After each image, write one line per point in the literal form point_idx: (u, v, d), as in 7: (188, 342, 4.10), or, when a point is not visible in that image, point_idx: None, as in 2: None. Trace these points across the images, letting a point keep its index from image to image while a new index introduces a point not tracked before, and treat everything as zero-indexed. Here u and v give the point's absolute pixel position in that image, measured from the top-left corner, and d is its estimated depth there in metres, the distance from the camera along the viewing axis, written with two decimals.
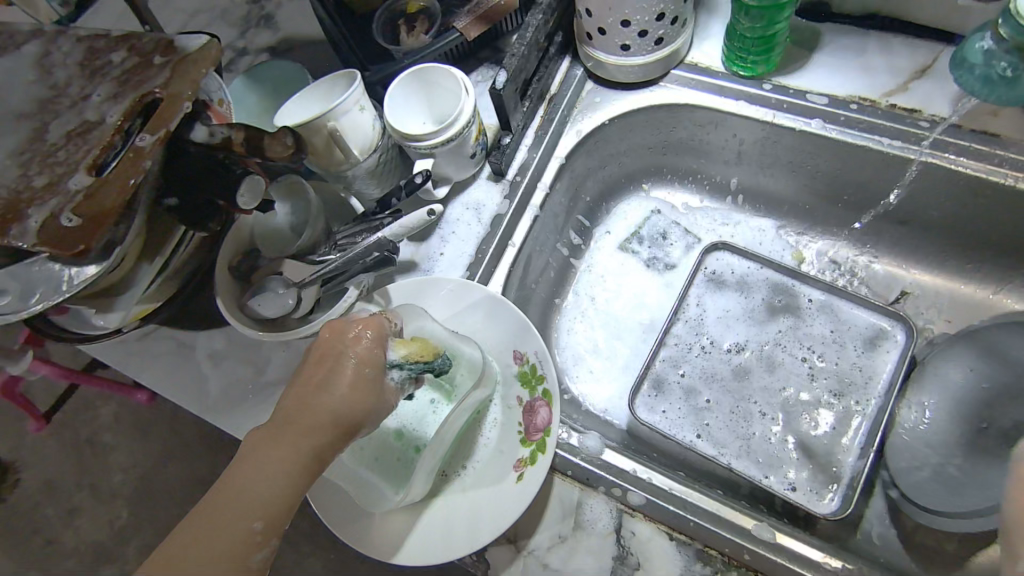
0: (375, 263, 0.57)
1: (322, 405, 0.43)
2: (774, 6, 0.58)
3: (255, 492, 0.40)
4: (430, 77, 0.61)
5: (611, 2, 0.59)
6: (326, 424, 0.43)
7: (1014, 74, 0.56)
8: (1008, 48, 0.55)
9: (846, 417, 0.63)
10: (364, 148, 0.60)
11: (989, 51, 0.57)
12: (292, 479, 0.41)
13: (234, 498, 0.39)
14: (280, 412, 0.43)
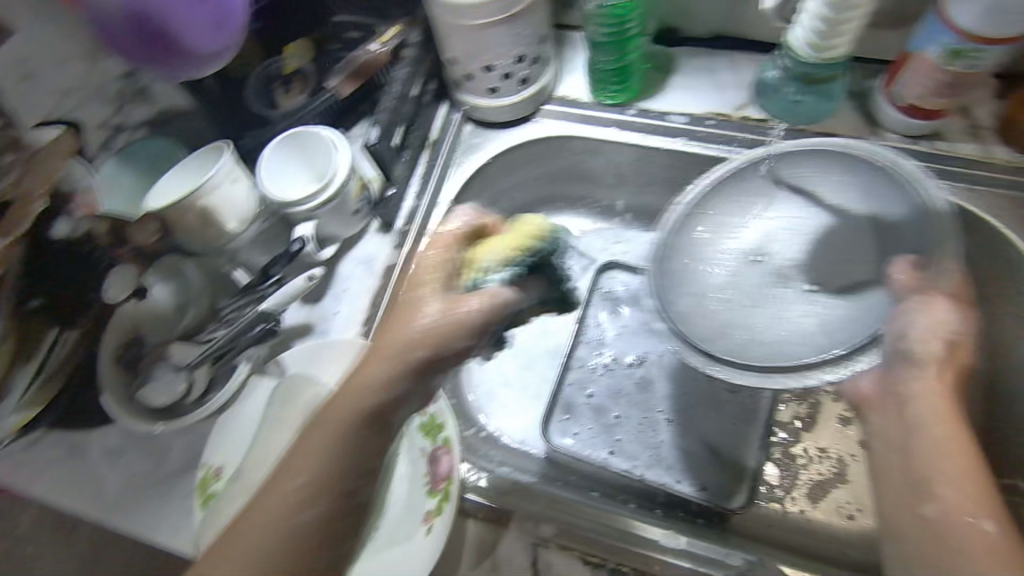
0: (261, 334, 0.60)
1: (375, 385, 0.47)
2: (620, 41, 0.62)
3: (280, 521, 0.45)
4: (302, 141, 0.61)
5: (470, 51, 0.62)
6: (346, 449, 0.47)
7: (799, 99, 0.64)
8: (791, 77, 0.63)
9: (727, 291, 0.58)
10: (244, 219, 0.60)
11: (776, 80, 0.64)
12: (332, 498, 0.46)
13: (253, 524, 0.45)
14: (306, 439, 0.47)
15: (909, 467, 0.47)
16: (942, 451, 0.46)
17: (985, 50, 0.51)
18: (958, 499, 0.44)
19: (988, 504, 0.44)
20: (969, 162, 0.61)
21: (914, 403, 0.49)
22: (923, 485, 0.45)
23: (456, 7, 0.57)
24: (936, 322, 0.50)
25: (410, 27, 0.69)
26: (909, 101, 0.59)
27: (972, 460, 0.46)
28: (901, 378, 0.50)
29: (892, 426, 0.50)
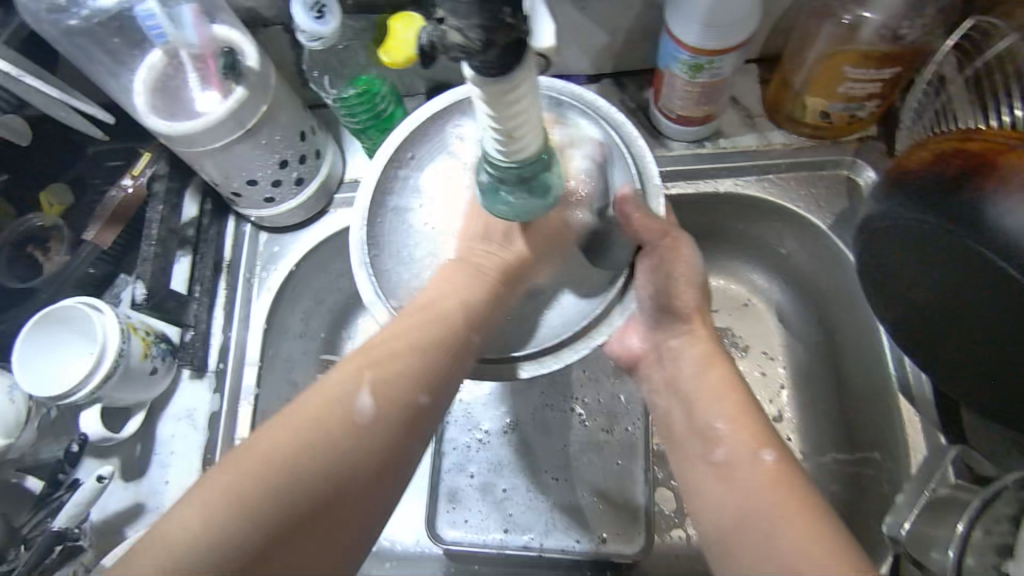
0: (62, 554, 0.51)
1: (453, 293, 0.48)
2: (381, 121, 0.58)
3: (413, 374, 0.43)
4: (60, 317, 0.54)
5: (225, 169, 0.57)
6: (448, 344, 0.45)
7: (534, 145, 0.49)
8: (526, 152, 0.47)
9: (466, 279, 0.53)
10: (8, 430, 0.51)
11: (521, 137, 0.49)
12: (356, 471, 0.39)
13: (297, 437, 0.38)
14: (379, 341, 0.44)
15: (692, 416, 0.45)
16: (711, 395, 0.45)
17: (718, 61, 0.50)
18: (740, 437, 0.42)
19: (762, 437, 0.42)
20: (752, 154, 0.61)
21: (688, 359, 0.48)
22: (708, 430, 0.43)
23: (183, 137, 0.52)
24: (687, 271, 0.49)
25: (158, 154, 0.62)
26: (677, 113, 0.59)
27: (736, 400, 0.44)
28: (672, 339, 0.49)
29: (667, 378, 0.48)
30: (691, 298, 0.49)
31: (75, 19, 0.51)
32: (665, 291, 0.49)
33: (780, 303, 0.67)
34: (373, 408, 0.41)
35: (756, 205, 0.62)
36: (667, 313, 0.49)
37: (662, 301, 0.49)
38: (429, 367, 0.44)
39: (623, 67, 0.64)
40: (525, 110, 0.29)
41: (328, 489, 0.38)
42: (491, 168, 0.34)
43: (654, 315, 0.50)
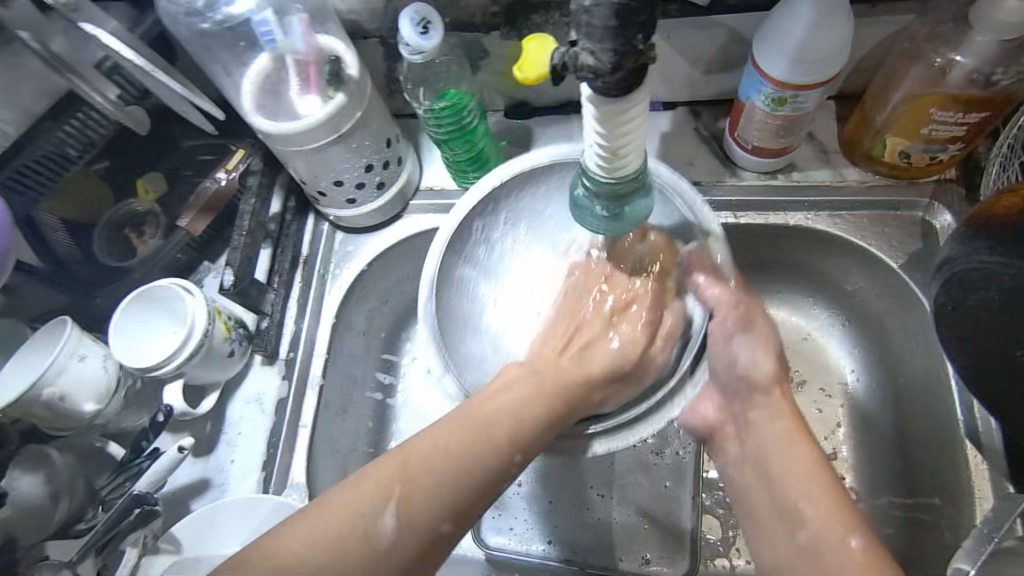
0: (139, 519, 0.54)
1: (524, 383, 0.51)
2: (465, 134, 0.61)
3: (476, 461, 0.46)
4: (154, 295, 0.58)
5: (315, 169, 0.60)
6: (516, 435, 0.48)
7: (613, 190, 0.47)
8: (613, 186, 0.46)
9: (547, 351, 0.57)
10: (101, 396, 0.56)
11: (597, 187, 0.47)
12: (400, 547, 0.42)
13: (316, 550, 0.41)
14: (423, 455, 0.45)
15: (774, 495, 0.46)
16: (790, 475, 0.45)
17: (802, 96, 0.51)
18: (825, 524, 0.43)
19: (849, 522, 0.42)
20: (825, 189, 0.61)
21: (767, 428, 0.48)
22: (791, 511, 0.44)
23: (278, 136, 0.55)
24: (757, 342, 0.51)
25: (252, 152, 0.66)
26: (753, 144, 0.60)
27: (823, 478, 0.44)
28: (750, 405, 0.50)
29: (749, 455, 0.49)
30: (770, 369, 0.50)
31: (207, 26, 0.55)
32: (734, 363, 0.51)
33: (843, 343, 0.66)
34: (393, 531, 0.42)
35: (827, 241, 0.62)
36: (744, 391, 0.50)
37: (737, 373, 0.51)
38: (462, 495, 0.45)
39: (700, 96, 0.66)
40: (632, 135, 0.32)
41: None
42: (591, 181, 0.37)
43: (728, 385, 0.51)
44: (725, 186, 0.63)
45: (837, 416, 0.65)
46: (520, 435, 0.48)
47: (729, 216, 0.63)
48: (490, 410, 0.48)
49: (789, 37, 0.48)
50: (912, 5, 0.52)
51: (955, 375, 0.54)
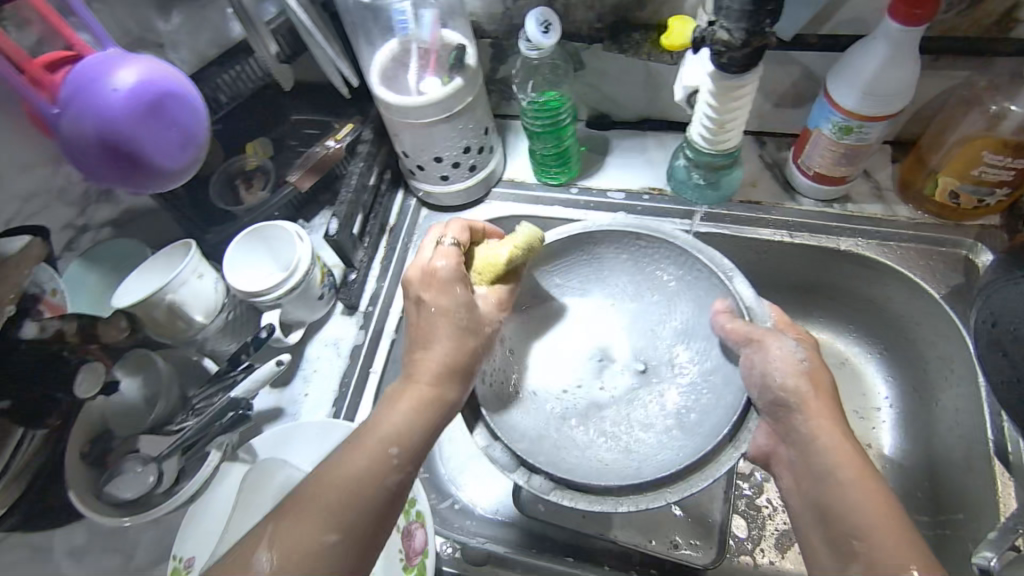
0: (230, 422, 0.61)
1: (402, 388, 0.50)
2: (556, 130, 0.68)
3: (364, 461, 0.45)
4: (268, 233, 0.66)
5: (422, 145, 0.67)
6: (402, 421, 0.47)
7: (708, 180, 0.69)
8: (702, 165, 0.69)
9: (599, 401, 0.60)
10: (209, 312, 0.63)
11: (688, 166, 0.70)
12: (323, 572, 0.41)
13: (327, 487, 0.43)
14: (378, 415, 0.48)
15: (828, 526, 0.45)
16: (849, 503, 0.44)
17: (868, 126, 0.58)
18: (882, 554, 0.42)
19: (914, 554, 0.41)
20: (877, 221, 0.67)
21: (817, 456, 0.47)
22: (846, 546, 0.44)
23: (399, 107, 0.62)
24: (783, 354, 0.50)
25: (362, 124, 0.74)
26: (814, 170, 0.66)
27: (884, 509, 0.43)
28: (792, 425, 0.49)
29: (802, 478, 0.48)
30: (798, 386, 0.50)
31: (367, 1, 0.62)
32: (767, 379, 0.50)
33: (879, 370, 0.72)
34: (358, 463, 0.44)
35: (874, 268, 0.67)
36: (783, 410, 0.50)
37: (770, 392, 0.50)
38: (416, 425, 0.47)
39: (767, 128, 0.73)
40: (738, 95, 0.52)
41: (350, 522, 0.42)
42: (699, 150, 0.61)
43: (768, 410, 0.51)
44: (784, 208, 0.69)
45: (869, 437, 0.70)
46: (423, 389, 0.49)
47: (786, 235, 0.69)
48: (398, 386, 0.51)
49: (864, 71, 0.55)
50: (970, 63, 0.59)
51: (990, 391, 0.58)
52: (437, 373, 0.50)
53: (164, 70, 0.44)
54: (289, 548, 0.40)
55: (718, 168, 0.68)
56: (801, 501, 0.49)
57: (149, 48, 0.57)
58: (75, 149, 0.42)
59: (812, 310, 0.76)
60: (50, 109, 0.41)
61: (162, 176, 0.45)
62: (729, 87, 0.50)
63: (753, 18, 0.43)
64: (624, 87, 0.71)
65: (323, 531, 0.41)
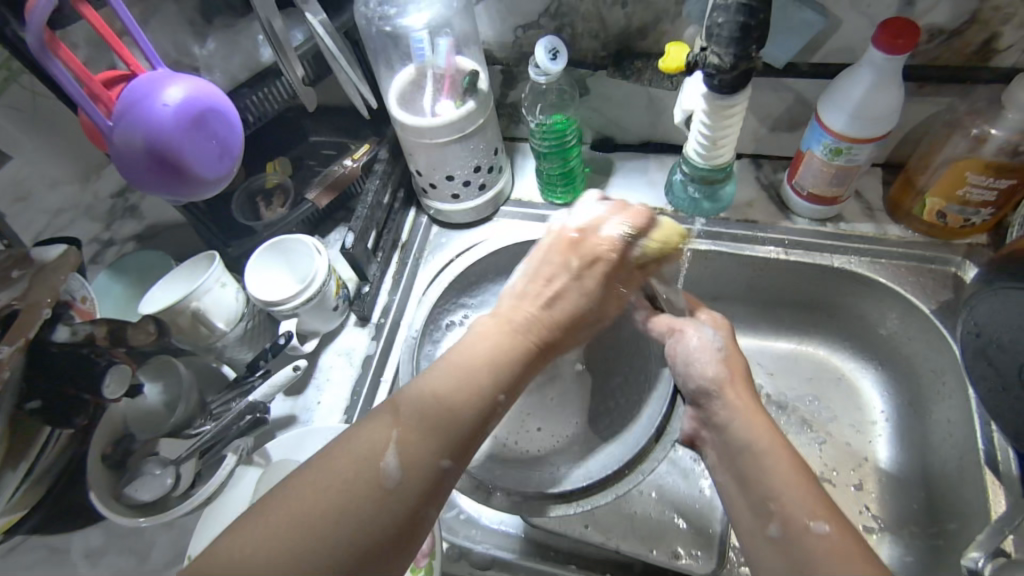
0: (248, 425, 0.65)
1: (472, 346, 0.48)
2: (563, 151, 0.72)
3: (440, 419, 0.44)
4: (285, 246, 0.69)
5: (435, 163, 0.71)
6: (477, 388, 0.45)
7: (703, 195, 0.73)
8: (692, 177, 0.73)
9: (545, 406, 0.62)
10: (230, 319, 0.67)
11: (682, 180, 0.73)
12: (380, 525, 0.39)
13: (357, 449, 0.41)
14: (465, 344, 0.49)
15: (749, 490, 0.47)
16: (764, 468, 0.47)
17: (857, 148, 0.61)
18: (793, 508, 0.44)
19: (821, 507, 0.44)
20: (869, 239, 0.70)
21: (733, 428, 0.50)
22: (763, 506, 0.46)
23: (415, 128, 0.66)
24: (703, 340, 0.56)
25: (379, 145, 0.78)
26: (808, 191, 0.69)
27: (795, 469, 0.46)
28: (713, 409, 0.53)
29: (721, 450, 0.51)
30: (717, 371, 0.54)
31: (389, 29, 0.67)
32: (691, 361, 0.55)
33: (875, 385, 0.74)
34: (462, 389, 0.45)
35: (867, 284, 0.70)
36: (703, 392, 0.54)
37: (693, 379, 0.54)
38: (510, 364, 0.48)
39: (763, 151, 0.76)
40: (731, 116, 0.56)
41: (457, 442, 0.44)
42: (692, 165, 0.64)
43: (691, 397, 0.55)
44: (780, 227, 0.72)
45: (867, 450, 0.72)
46: (530, 338, 0.50)
47: (781, 252, 0.72)
48: (492, 320, 0.51)
49: (850, 97, 0.59)
50: (954, 89, 0.63)
51: (978, 401, 0.60)
52: (524, 341, 0.49)
53: (208, 88, 0.48)
54: (407, 459, 0.41)
55: (713, 183, 0.72)
56: (724, 474, 0.50)
57: (185, 71, 0.63)
58: (126, 160, 0.46)
59: (808, 328, 0.79)
60: (106, 123, 0.45)
61: (202, 183, 0.49)
62: (720, 109, 0.54)
63: (741, 44, 0.48)
64: (628, 112, 0.75)
65: (438, 456, 0.43)
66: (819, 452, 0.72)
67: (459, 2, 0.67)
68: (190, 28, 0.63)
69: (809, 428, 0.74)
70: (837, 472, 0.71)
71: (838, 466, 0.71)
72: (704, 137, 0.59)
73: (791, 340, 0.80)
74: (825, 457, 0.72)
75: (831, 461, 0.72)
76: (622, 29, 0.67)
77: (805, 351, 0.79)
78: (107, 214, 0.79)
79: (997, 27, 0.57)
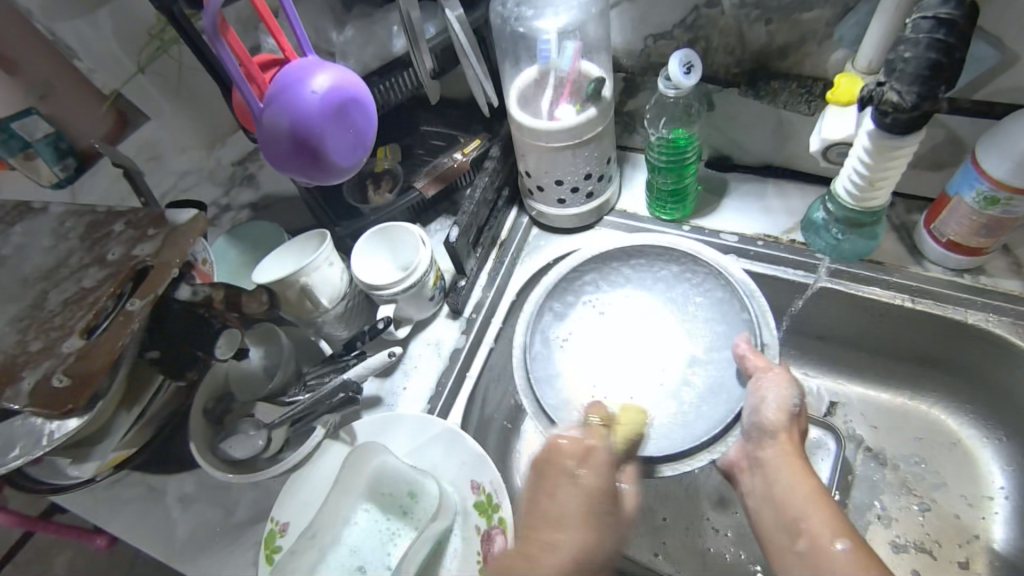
0: (340, 402, 0.65)
1: None
2: (680, 167, 0.69)
3: None
4: (392, 233, 0.71)
5: (546, 167, 0.70)
6: None
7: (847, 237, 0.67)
8: (836, 218, 0.67)
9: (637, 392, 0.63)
10: (333, 297, 0.69)
11: (824, 220, 0.68)
12: None
13: None
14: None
15: (781, 515, 0.51)
16: (799, 496, 0.50)
17: (1017, 201, 0.55)
18: (821, 530, 0.47)
19: (841, 530, 0.47)
20: (1013, 298, 0.63)
21: (774, 464, 0.53)
22: (794, 525, 0.49)
23: (531, 129, 0.65)
24: (781, 395, 0.54)
25: (490, 141, 0.77)
26: (949, 238, 0.63)
27: (822, 500, 0.49)
28: (760, 445, 0.54)
29: (757, 484, 0.54)
30: (781, 417, 0.54)
31: (522, 30, 0.67)
32: (759, 404, 0.55)
33: (995, 458, 0.67)
34: None
35: (1001, 348, 0.63)
36: (757, 430, 0.55)
37: (755, 417, 0.55)
38: None
39: (898, 188, 0.70)
40: (896, 159, 0.52)
41: None
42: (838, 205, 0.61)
43: (749, 430, 0.56)
44: (909, 272, 0.66)
45: (978, 527, 0.66)
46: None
47: (907, 299, 0.66)
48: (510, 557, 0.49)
49: (1021, 143, 0.52)
50: None
51: None
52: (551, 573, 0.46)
53: (352, 79, 0.50)
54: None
55: (859, 225, 0.66)
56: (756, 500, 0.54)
57: (322, 55, 0.67)
58: (269, 141, 0.48)
59: (924, 384, 0.73)
60: (257, 104, 0.48)
61: (334, 170, 0.51)
62: (886, 150, 0.50)
63: (927, 84, 0.44)
64: (751, 133, 0.71)
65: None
66: (921, 521, 0.68)
67: (596, 7, 0.66)
68: (331, 14, 0.68)
69: (909, 490, 0.69)
70: (939, 545, 0.66)
71: (942, 538, 0.66)
72: (859, 175, 0.56)
73: (901, 395, 0.74)
74: (927, 527, 0.67)
75: (933, 531, 0.67)
76: (762, 46, 0.63)
77: (915, 409, 0.73)
78: (227, 180, 0.84)
79: None
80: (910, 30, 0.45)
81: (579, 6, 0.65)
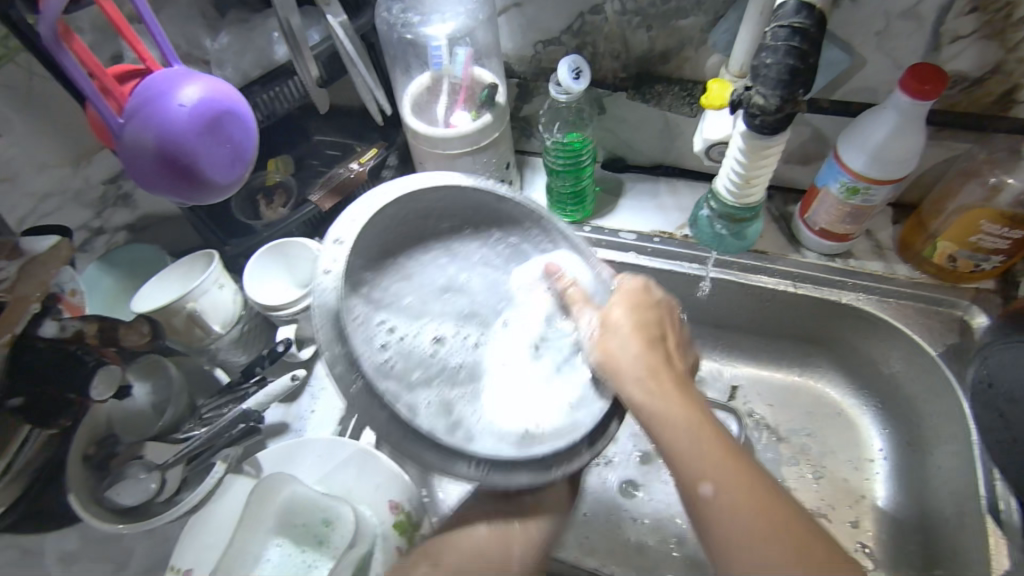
0: (240, 434, 0.62)
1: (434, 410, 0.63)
2: (576, 170, 0.71)
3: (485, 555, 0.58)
4: (288, 250, 0.68)
5: (447, 174, 0.68)
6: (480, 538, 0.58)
7: (731, 232, 0.71)
8: (719, 215, 0.71)
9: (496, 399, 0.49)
10: (226, 322, 0.65)
11: (708, 217, 0.72)
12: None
13: None
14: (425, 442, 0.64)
15: (675, 453, 0.43)
16: (660, 413, 0.44)
17: (874, 189, 0.61)
18: (705, 465, 0.42)
19: (714, 465, 0.41)
20: (879, 278, 0.69)
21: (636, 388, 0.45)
22: (691, 469, 0.42)
23: (428, 137, 0.63)
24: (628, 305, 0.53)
25: (387, 150, 0.76)
26: (820, 226, 0.69)
27: (700, 419, 0.44)
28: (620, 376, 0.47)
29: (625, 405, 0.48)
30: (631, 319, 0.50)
31: (411, 36, 0.67)
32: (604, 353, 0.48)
33: (873, 423, 0.75)
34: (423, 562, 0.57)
35: (873, 322, 0.70)
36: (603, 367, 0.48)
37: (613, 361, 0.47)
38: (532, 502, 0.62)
39: (775, 182, 0.76)
40: (768, 156, 0.56)
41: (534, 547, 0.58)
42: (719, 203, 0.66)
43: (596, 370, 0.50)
44: (789, 259, 0.72)
45: (863, 488, 0.72)
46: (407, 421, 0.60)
47: (789, 285, 0.71)
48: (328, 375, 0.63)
49: (872, 138, 0.58)
50: (971, 136, 0.63)
51: (971, 406, 0.61)
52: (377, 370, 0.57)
53: (224, 90, 0.47)
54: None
55: (740, 222, 0.70)
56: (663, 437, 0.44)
57: (197, 64, 0.63)
58: (133, 159, 0.45)
59: (810, 362, 0.79)
60: (116, 120, 0.44)
61: (212, 189, 0.48)
62: (759, 148, 0.54)
63: (789, 87, 0.48)
64: (641, 134, 0.74)
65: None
66: (816, 487, 0.73)
67: (484, 13, 0.66)
68: (203, 21, 0.63)
69: (802, 460, 0.75)
70: (833, 509, 0.71)
71: (834, 502, 0.72)
72: (737, 174, 0.59)
73: (791, 372, 0.80)
74: (821, 492, 0.72)
75: (827, 496, 0.72)
76: (645, 52, 0.66)
77: (803, 384, 0.79)
78: (99, 201, 0.74)
79: (1020, 78, 0.57)
80: (769, 37, 0.48)
81: (465, 12, 0.65)
